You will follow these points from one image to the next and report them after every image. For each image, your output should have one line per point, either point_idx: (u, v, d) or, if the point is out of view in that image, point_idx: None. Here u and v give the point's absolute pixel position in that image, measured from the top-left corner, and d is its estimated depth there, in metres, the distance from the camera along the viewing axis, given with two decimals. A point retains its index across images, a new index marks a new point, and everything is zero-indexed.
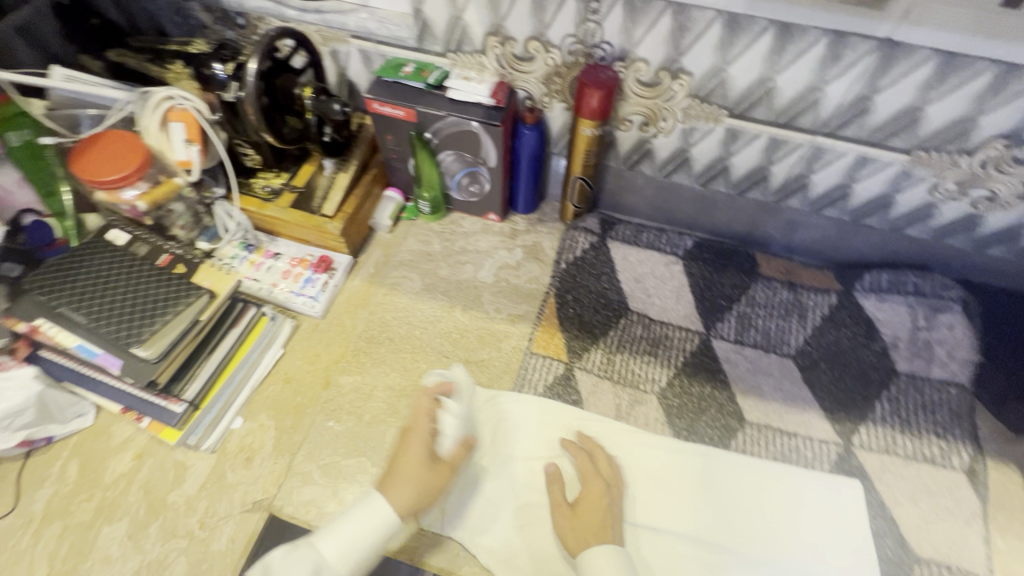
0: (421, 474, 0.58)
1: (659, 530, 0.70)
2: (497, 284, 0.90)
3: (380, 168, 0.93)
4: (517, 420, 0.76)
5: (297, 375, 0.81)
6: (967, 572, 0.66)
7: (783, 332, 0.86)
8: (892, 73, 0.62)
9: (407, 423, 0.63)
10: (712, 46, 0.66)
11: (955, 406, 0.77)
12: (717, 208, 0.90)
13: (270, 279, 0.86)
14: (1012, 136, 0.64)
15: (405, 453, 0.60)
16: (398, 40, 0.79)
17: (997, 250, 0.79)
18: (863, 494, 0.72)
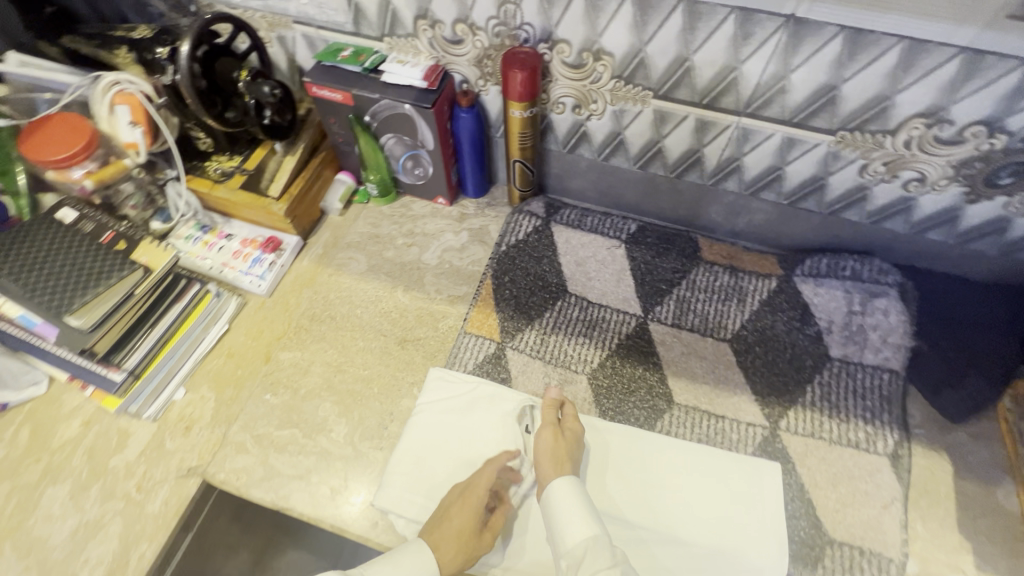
0: (464, 536, 0.62)
1: (627, 522, 0.69)
2: (440, 266, 0.92)
3: (329, 151, 0.95)
4: (456, 398, 0.77)
5: (240, 350, 0.84)
6: (878, 555, 0.66)
7: (721, 315, 0.85)
8: (803, 51, 0.62)
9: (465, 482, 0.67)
10: (626, 26, 0.66)
11: (886, 391, 0.76)
12: (658, 191, 0.90)
13: (221, 259, 0.89)
14: (931, 115, 0.63)
15: (453, 515, 0.64)
16: (335, 24, 0.81)
17: (935, 234, 0.78)
18: (781, 476, 0.71)
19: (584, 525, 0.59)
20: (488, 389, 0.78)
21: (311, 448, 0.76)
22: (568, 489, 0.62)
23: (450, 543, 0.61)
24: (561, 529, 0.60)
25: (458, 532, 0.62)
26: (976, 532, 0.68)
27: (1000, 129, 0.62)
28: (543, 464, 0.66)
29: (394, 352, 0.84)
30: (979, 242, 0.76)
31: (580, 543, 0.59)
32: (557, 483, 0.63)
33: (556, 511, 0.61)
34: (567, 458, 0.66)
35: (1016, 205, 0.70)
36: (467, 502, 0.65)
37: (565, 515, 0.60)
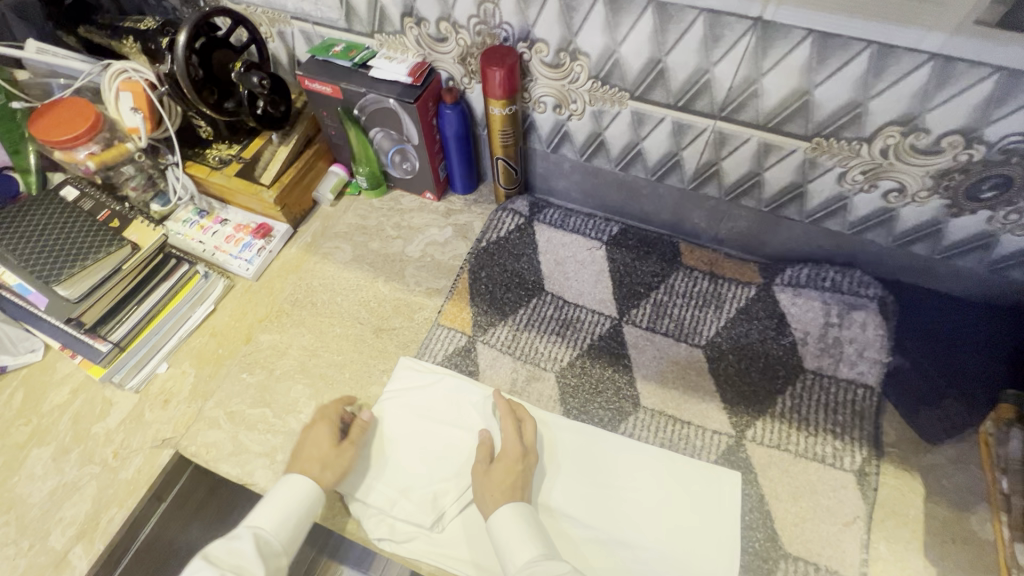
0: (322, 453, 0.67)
1: (577, 522, 0.68)
2: (422, 259, 0.94)
3: (324, 144, 0.98)
4: (425, 392, 0.78)
5: (223, 330, 0.87)
6: (834, 572, 0.64)
7: (697, 321, 0.84)
8: (773, 54, 0.61)
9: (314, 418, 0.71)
10: (600, 27, 0.67)
11: (859, 406, 0.74)
12: (641, 194, 0.89)
13: (214, 242, 0.93)
14: (906, 123, 0.61)
15: (313, 443, 0.68)
16: (330, 21, 0.84)
17: (920, 248, 0.75)
18: (742, 487, 0.70)
19: (528, 547, 0.60)
20: (460, 384, 0.78)
21: (279, 428, 0.78)
22: (514, 515, 0.63)
23: (314, 467, 0.66)
24: (506, 550, 0.61)
25: (321, 454, 0.67)
26: (943, 558, 0.65)
27: (978, 140, 0.60)
28: (486, 488, 0.66)
29: (369, 340, 0.85)
30: (966, 257, 0.74)
31: (525, 565, 0.59)
32: (503, 510, 0.63)
33: (500, 537, 0.62)
34: (517, 486, 0.66)
35: (1001, 220, 0.67)
36: (311, 432, 0.69)
37: (510, 539, 0.61)
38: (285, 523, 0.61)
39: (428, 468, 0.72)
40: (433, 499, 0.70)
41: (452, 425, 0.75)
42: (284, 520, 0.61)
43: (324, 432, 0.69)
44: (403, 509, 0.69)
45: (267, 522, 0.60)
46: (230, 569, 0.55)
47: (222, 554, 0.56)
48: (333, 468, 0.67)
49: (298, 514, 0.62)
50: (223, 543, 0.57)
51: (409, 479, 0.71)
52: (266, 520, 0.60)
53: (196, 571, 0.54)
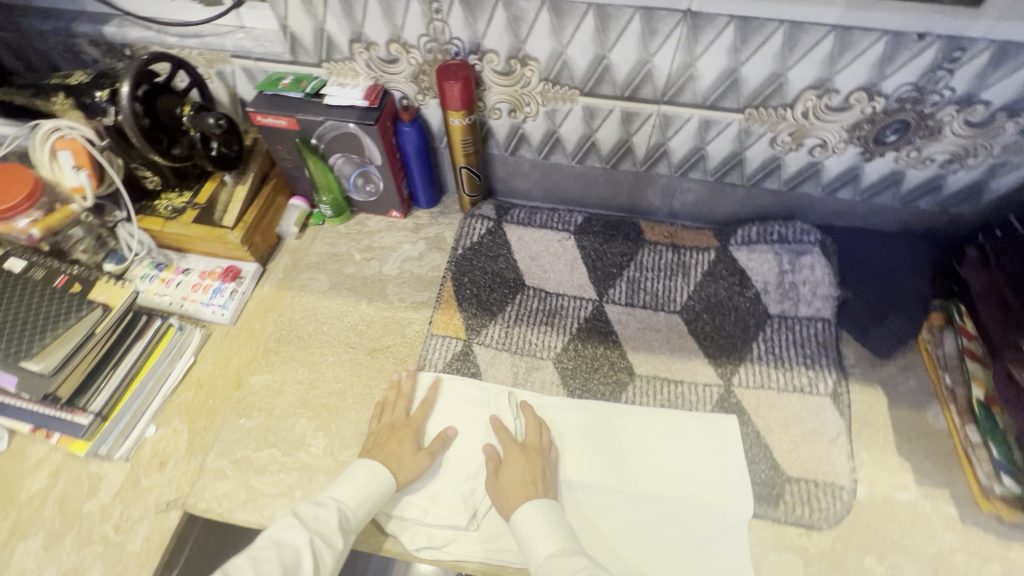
0: (402, 453, 0.71)
1: (603, 489, 0.73)
2: (401, 276, 0.95)
3: (280, 178, 0.97)
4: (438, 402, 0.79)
5: (208, 380, 0.85)
6: (832, 484, 0.73)
7: (669, 290, 0.91)
8: (702, 41, 0.69)
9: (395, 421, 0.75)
10: (546, 32, 0.72)
11: (821, 338, 0.83)
12: (598, 182, 0.96)
13: (180, 293, 0.90)
14: (820, 87, 0.71)
15: (398, 445, 0.72)
16: (273, 54, 0.84)
17: (844, 193, 0.87)
18: (738, 427, 0.77)
19: (548, 542, 0.63)
20: (469, 387, 0.81)
21: (292, 465, 0.77)
22: (536, 509, 0.66)
23: (393, 463, 0.70)
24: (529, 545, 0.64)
25: (402, 455, 0.71)
26: (913, 452, 0.76)
27: (877, 93, 0.71)
28: (502, 491, 0.69)
29: (365, 361, 0.86)
30: (882, 195, 0.86)
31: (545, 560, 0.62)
32: (525, 505, 0.66)
33: (523, 533, 0.65)
34: (530, 479, 0.69)
35: (905, 159, 0.79)
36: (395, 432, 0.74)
37: (532, 537, 0.64)
38: (366, 500, 0.66)
39: (454, 471, 0.74)
40: (464, 499, 0.72)
41: (473, 425, 0.77)
42: (364, 497, 0.66)
43: (408, 436, 0.73)
44: (435, 515, 0.70)
45: (349, 496, 0.65)
46: (316, 533, 0.61)
47: (313, 516, 0.63)
48: (407, 473, 0.70)
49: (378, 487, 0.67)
50: (312, 507, 0.64)
51: (437, 485, 0.73)
52: (348, 495, 0.65)
53: (290, 527, 0.61)
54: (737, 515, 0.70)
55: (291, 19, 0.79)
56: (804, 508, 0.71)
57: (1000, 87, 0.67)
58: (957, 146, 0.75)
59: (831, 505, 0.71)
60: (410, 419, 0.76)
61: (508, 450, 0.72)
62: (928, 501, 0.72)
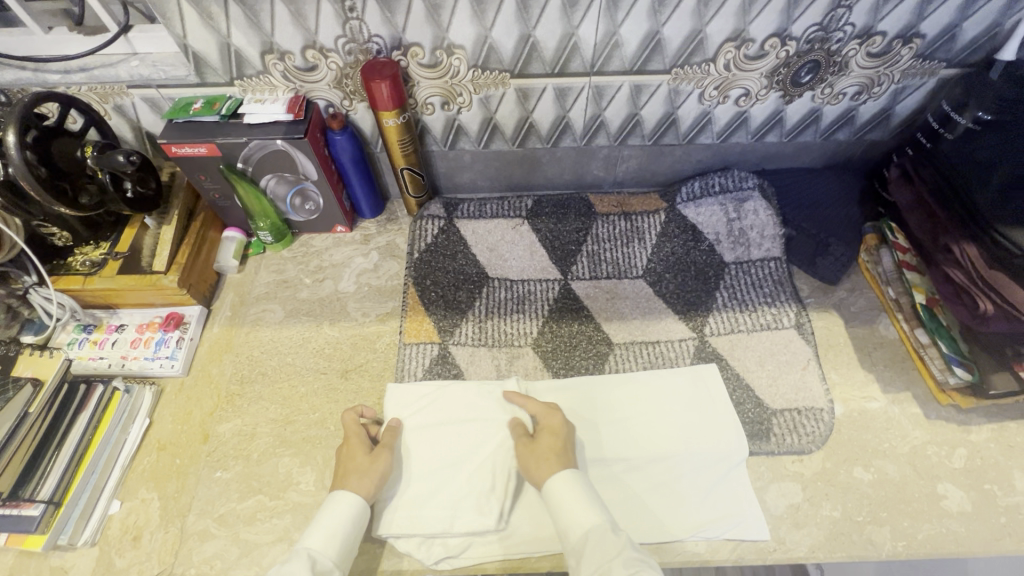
0: (359, 463, 0.67)
1: (605, 461, 0.73)
2: (359, 291, 0.92)
3: (208, 211, 0.90)
4: (432, 408, 0.77)
5: (171, 439, 0.78)
6: (811, 408, 0.77)
7: (629, 256, 0.93)
8: (623, 6, 0.70)
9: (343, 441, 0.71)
10: (468, 18, 0.71)
11: (776, 276, 0.88)
12: (542, 163, 0.96)
13: (119, 352, 0.82)
14: (737, 38, 0.75)
15: (349, 458, 0.68)
16: (176, 79, 0.78)
17: (772, 137, 0.91)
18: (720, 374, 0.80)
19: (588, 514, 0.61)
20: (462, 389, 0.79)
21: (283, 508, 0.72)
22: (571, 480, 0.64)
23: (355, 482, 0.65)
24: (568, 518, 0.61)
25: (358, 467, 0.67)
26: (874, 363, 0.82)
27: (788, 37, 0.75)
28: (537, 458, 0.67)
29: (340, 385, 0.82)
30: (806, 134, 0.91)
31: (583, 535, 0.60)
32: (563, 475, 0.64)
33: (559, 499, 0.63)
34: (562, 447, 0.68)
35: (821, 96, 0.84)
36: (351, 449, 0.69)
37: (570, 505, 0.62)
38: (337, 541, 0.61)
39: (458, 474, 0.72)
40: (473, 502, 0.70)
41: (472, 426, 0.75)
42: (337, 538, 0.61)
43: (357, 443, 0.69)
44: (445, 524, 0.69)
45: (317, 541, 0.60)
46: None
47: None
48: (370, 476, 0.66)
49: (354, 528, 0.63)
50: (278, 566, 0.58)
51: (441, 493, 0.71)
52: (320, 542, 0.60)
53: None
54: (734, 457, 0.73)
55: (191, 37, 0.72)
56: (792, 436, 0.75)
57: (894, 17, 0.73)
58: (864, 78, 0.81)
59: (816, 428, 0.76)
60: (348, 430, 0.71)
61: (542, 417, 0.71)
62: (896, 405, 0.78)
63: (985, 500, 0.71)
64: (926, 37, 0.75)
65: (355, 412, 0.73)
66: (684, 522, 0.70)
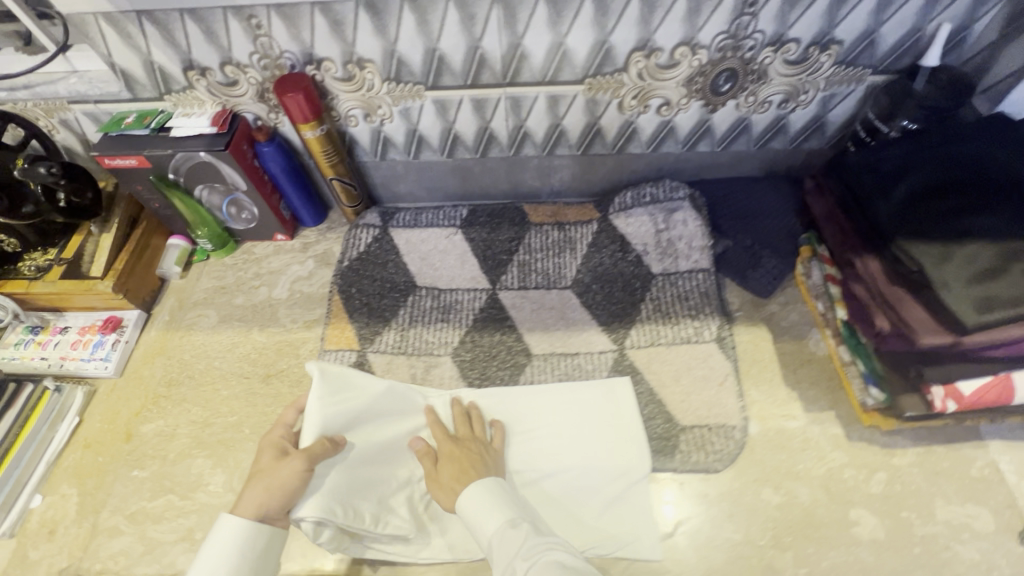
0: (261, 468, 0.62)
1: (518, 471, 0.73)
2: (291, 297, 0.94)
3: (151, 220, 0.94)
4: (307, 416, 0.68)
5: (97, 438, 0.81)
6: (724, 426, 0.75)
7: (559, 267, 0.93)
8: (521, 17, 0.70)
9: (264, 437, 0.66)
10: (371, 32, 0.72)
11: (703, 288, 0.86)
12: (474, 173, 0.97)
13: (59, 353, 0.87)
14: (644, 47, 0.74)
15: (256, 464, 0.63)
16: (111, 95, 0.82)
17: (704, 146, 0.89)
18: (632, 387, 0.78)
19: (493, 516, 0.61)
20: (373, 378, 0.76)
21: (190, 507, 0.74)
22: (473, 491, 0.63)
23: (249, 492, 0.59)
24: (476, 529, 0.61)
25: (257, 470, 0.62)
26: (798, 380, 0.79)
27: (698, 46, 0.73)
28: (442, 483, 0.66)
29: (260, 389, 0.84)
30: (738, 143, 0.89)
31: (491, 538, 0.60)
32: (468, 489, 0.64)
33: (470, 510, 0.62)
34: (469, 466, 0.67)
35: (745, 104, 0.82)
36: (268, 452, 0.63)
37: (478, 512, 0.62)
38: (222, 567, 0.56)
39: None
40: None
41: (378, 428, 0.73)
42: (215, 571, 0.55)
43: (267, 448, 0.64)
44: None
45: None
46: None
47: None
48: (273, 487, 0.60)
49: (252, 565, 0.57)
50: None
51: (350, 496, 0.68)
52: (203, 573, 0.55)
53: None
54: (636, 473, 0.71)
55: (116, 55, 0.76)
56: (699, 454, 0.73)
57: (804, 24, 0.71)
58: (788, 85, 0.79)
59: (724, 446, 0.73)
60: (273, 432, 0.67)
61: (443, 440, 0.70)
62: (816, 424, 0.75)
63: (899, 529, 0.67)
64: (843, 43, 0.73)
65: (292, 409, 0.69)
66: (579, 536, 0.68)
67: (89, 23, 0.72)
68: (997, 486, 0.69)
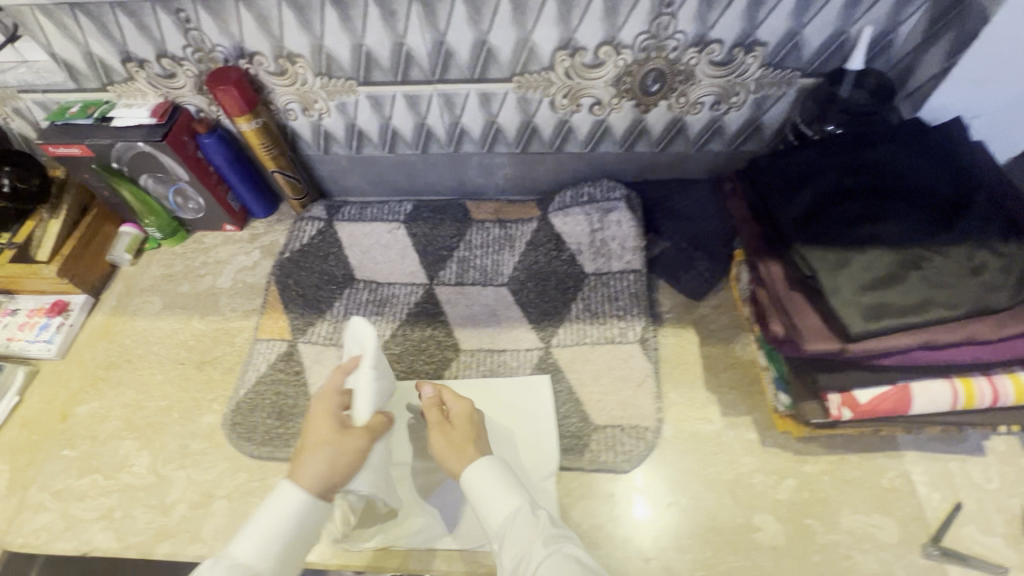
0: (324, 440, 0.62)
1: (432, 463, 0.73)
2: (234, 287, 0.96)
3: (102, 208, 0.96)
4: (359, 391, 0.67)
5: (34, 417, 0.84)
6: (637, 427, 0.75)
7: (497, 264, 0.93)
8: (441, 14, 0.71)
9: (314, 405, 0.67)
10: (297, 28, 0.74)
11: (634, 289, 0.86)
12: (418, 169, 0.97)
13: (6, 334, 0.90)
14: (567, 46, 0.74)
15: (312, 431, 0.63)
16: (57, 85, 0.85)
17: (641, 147, 0.89)
18: (551, 385, 0.79)
19: (509, 499, 0.60)
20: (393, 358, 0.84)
21: (113, 487, 0.77)
22: (486, 470, 0.62)
23: (320, 461, 0.60)
24: (487, 510, 0.60)
25: (323, 439, 0.62)
26: (720, 384, 0.78)
27: (621, 45, 0.73)
28: (451, 448, 0.66)
29: (193, 375, 0.86)
30: (675, 144, 0.88)
31: (505, 521, 0.59)
32: (473, 463, 0.63)
33: (478, 492, 0.61)
34: (468, 441, 0.66)
35: (677, 105, 0.82)
36: (321, 423, 0.64)
37: (492, 494, 0.61)
38: (275, 538, 0.56)
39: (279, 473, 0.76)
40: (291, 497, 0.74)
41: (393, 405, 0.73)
42: (265, 541, 0.55)
43: (327, 420, 0.64)
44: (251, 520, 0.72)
45: (256, 547, 0.55)
46: None
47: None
48: (342, 458, 0.61)
49: (297, 544, 0.57)
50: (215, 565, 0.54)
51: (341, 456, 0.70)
52: (258, 544, 0.55)
53: None
54: (543, 470, 0.71)
55: (56, 46, 0.79)
56: (608, 454, 0.73)
57: (724, 25, 0.70)
58: (717, 87, 0.78)
59: (635, 447, 0.73)
60: (325, 404, 0.66)
61: (455, 405, 0.70)
62: (731, 429, 0.75)
63: (801, 536, 0.66)
64: (767, 45, 0.72)
65: (340, 376, 0.69)
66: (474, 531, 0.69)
67: (26, 15, 0.74)
68: (906, 497, 0.68)
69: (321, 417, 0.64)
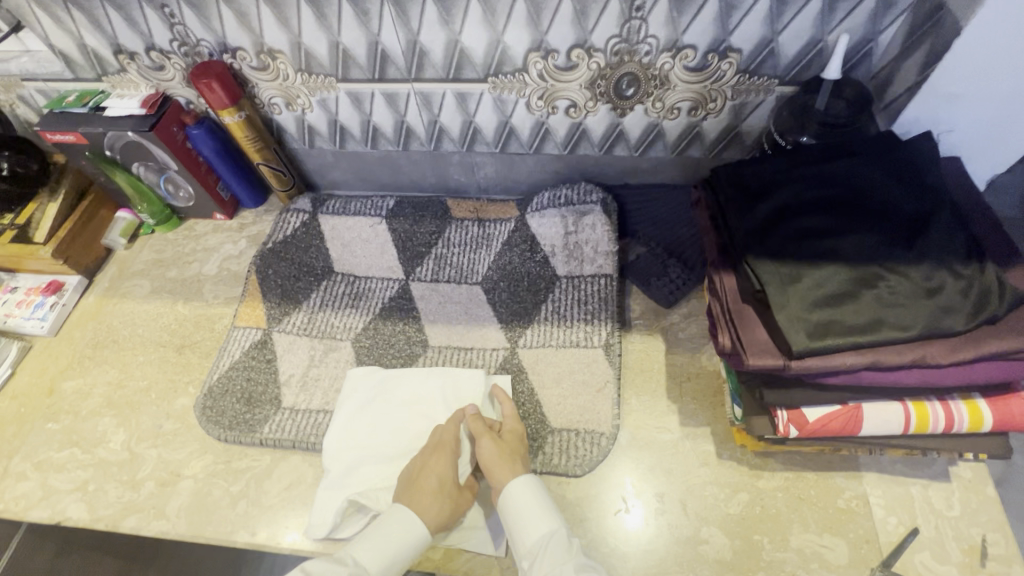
0: (442, 492, 0.65)
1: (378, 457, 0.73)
2: (219, 274, 0.99)
3: (100, 192, 1.00)
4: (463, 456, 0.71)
5: (24, 390, 0.88)
6: (592, 432, 0.75)
7: (473, 262, 0.94)
8: (414, 14, 0.71)
9: (433, 443, 0.70)
10: (275, 24, 0.75)
11: (604, 293, 0.85)
12: (401, 165, 0.99)
13: (4, 310, 0.94)
14: (539, 48, 0.74)
15: (430, 473, 0.66)
16: (56, 74, 0.88)
17: (620, 150, 0.88)
18: (512, 385, 0.79)
19: (545, 520, 0.62)
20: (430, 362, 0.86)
21: (89, 462, 0.80)
22: (532, 488, 0.64)
23: (439, 509, 0.64)
24: (522, 526, 0.62)
25: (442, 488, 0.65)
26: (681, 394, 0.77)
27: (593, 49, 0.73)
28: (497, 457, 0.67)
29: (172, 358, 0.89)
30: (654, 149, 0.87)
31: (539, 538, 0.61)
32: (519, 478, 0.65)
33: (519, 505, 0.63)
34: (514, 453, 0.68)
35: (654, 110, 0.81)
36: (438, 461, 0.67)
37: (531, 510, 0.63)
38: (386, 557, 0.61)
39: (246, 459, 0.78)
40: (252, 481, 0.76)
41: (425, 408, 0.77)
42: (388, 558, 0.61)
43: (444, 466, 0.67)
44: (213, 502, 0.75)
45: (368, 556, 0.60)
46: None
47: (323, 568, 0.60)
48: (454, 512, 0.65)
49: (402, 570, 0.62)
50: (324, 561, 0.60)
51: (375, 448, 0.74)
52: (370, 555, 0.60)
53: None
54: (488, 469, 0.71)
55: (53, 37, 0.82)
56: (560, 457, 0.73)
57: (696, 30, 0.69)
58: (693, 92, 0.77)
59: (588, 452, 0.73)
60: (444, 447, 0.69)
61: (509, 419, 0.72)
62: (688, 439, 0.74)
63: (748, 551, 0.66)
64: (742, 51, 0.70)
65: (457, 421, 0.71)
66: None
67: (24, 8, 0.78)
68: (861, 519, 0.66)
69: (442, 459, 0.68)
